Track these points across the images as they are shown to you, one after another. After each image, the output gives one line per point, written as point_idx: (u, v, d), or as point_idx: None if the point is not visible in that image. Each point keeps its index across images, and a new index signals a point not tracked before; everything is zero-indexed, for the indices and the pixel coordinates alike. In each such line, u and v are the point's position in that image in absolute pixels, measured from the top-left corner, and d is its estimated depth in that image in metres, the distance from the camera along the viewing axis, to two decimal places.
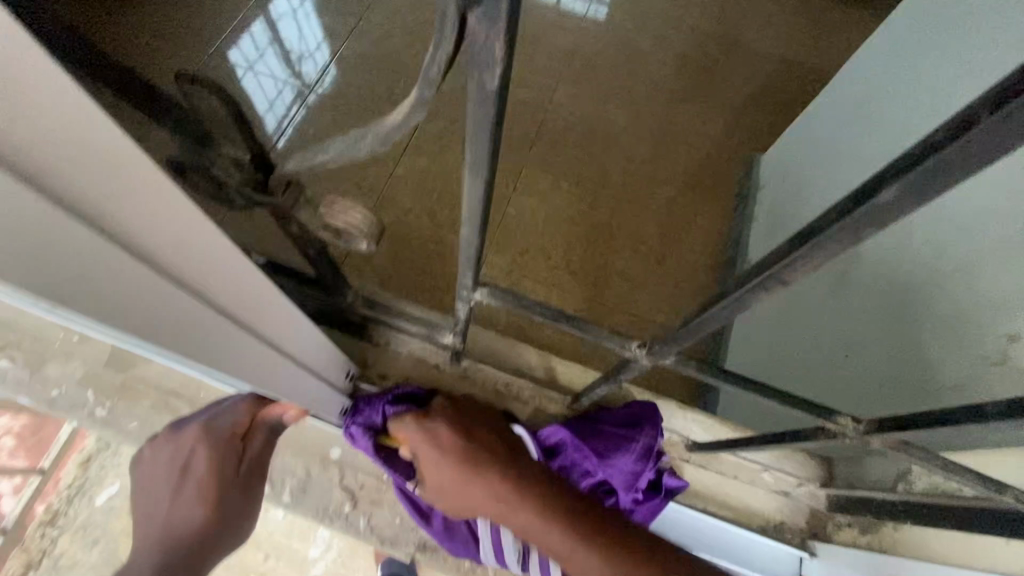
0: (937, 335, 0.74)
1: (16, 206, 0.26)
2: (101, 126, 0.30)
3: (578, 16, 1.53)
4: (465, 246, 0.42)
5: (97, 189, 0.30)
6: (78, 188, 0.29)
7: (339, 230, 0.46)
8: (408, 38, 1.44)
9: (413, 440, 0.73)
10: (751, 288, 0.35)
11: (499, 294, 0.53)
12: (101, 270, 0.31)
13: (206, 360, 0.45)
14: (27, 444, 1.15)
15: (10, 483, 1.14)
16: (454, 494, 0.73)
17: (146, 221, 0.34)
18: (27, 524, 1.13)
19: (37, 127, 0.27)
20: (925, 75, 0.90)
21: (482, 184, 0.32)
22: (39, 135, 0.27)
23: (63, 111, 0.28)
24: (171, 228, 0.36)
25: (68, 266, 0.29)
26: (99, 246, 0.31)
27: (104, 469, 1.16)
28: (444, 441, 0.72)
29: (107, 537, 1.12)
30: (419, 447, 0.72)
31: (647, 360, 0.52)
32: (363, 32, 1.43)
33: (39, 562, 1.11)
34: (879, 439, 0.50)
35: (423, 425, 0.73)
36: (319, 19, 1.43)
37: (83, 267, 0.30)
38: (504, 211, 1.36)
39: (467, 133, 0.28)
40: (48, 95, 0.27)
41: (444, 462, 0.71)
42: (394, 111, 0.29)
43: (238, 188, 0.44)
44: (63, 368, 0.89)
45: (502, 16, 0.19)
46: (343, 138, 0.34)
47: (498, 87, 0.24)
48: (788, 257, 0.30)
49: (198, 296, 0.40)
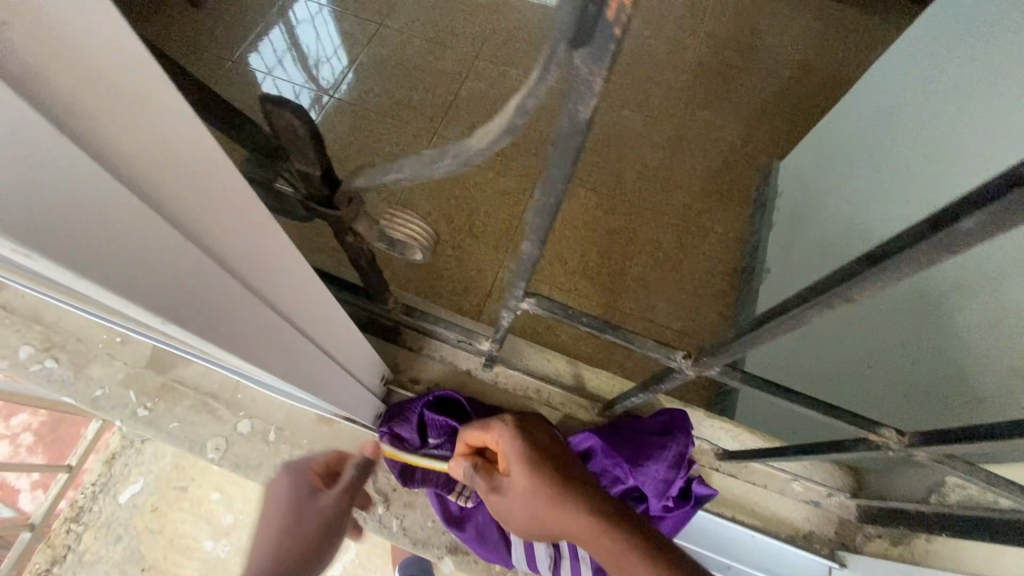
0: (964, 348, 0.72)
1: (116, 210, 0.25)
2: (193, 128, 0.29)
3: None
4: (522, 259, 0.43)
5: (185, 193, 0.29)
6: (166, 193, 0.28)
7: (401, 240, 0.49)
8: (428, 46, 1.46)
9: (500, 440, 0.65)
10: (807, 306, 0.36)
11: (546, 303, 0.55)
12: (187, 273, 0.30)
13: (260, 363, 0.44)
14: (43, 440, 1.23)
15: (28, 479, 1.21)
16: (536, 514, 0.61)
17: (223, 225, 0.33)
18: (51, 522, 1.14)
19: (127, 121, 0.25)
20: (948, 81, 0.87)
21: (553, 200, 0.33)
22: (130, 136, 0.26)
23: (160, 115, 0.27)
24: (243, 232, 0.35)
25: (159, 268, 0.28)
26: (185, 251, 0.30)
27: (127, 467, 1.18)
28: (535, 445, 0.64)
29: (129, 535, 1.14)
30: (504, 447, 0.64)
31: (692, 370, 0.53)
32: (383, 39, 1.46)
33: (64, 557, 1.13)
34: (923, 451, 0.51)
35: (513, 424, 0.65)
36: (341, 27, 1.46)
37: (169, 268, 0.29)
38: (521, 215, 1.34)
39: (550, 157, 0.29)
40: (139, 95, 0.26)
41: (530, 468, 0.61)
42: (479, 134, 0.30)
43: (301, 200, 0.44)
44: (107, 369, 0.92)
45: (611, 54, 0.21)
46: (421, 156, 0.35)
47: (589, 116, 0.25)
48: (857, 275, 0.31)
49: (257, 298, 0.39)
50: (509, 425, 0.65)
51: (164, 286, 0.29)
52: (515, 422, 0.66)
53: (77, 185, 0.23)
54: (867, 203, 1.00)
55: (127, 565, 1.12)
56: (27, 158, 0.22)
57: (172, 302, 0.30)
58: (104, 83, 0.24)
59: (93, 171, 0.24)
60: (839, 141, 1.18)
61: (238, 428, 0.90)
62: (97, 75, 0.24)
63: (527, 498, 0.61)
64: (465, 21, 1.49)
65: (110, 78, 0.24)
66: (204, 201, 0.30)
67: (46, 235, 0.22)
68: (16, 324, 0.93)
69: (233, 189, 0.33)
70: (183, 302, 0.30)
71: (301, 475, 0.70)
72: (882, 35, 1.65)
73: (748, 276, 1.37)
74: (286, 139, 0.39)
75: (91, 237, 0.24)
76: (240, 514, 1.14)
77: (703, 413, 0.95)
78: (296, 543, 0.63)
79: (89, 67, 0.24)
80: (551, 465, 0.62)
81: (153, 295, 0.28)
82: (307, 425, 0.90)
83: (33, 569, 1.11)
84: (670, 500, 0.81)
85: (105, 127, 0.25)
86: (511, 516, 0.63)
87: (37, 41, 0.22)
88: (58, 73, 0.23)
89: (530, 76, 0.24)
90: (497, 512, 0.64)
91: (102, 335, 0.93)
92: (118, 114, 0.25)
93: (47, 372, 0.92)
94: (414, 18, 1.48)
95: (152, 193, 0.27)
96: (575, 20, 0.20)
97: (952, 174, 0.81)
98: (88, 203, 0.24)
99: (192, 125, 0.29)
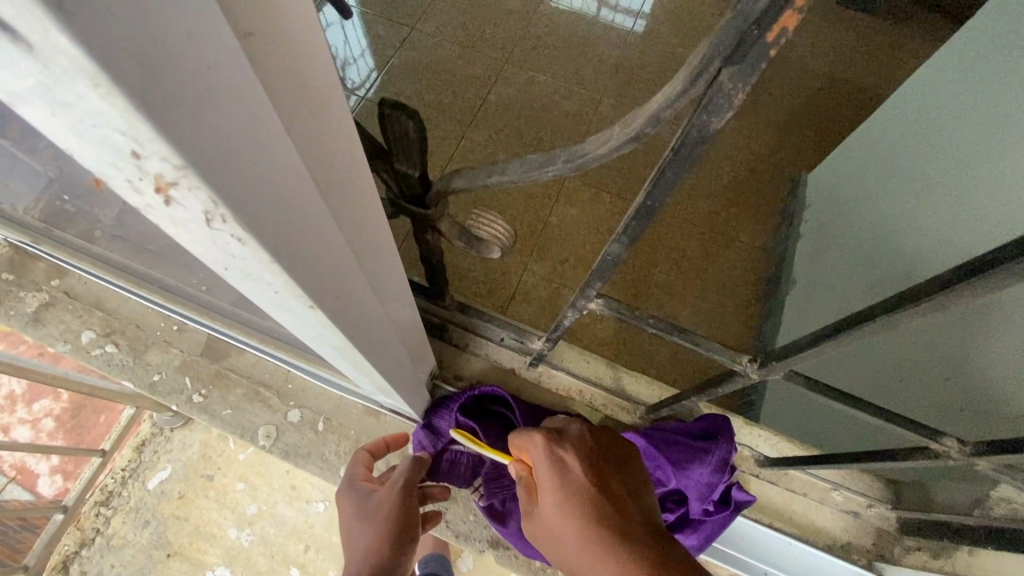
0: (1005, 359, 0.67)
1: (300, 198, 0.23)
2: (342, 105, 0.25)
3: (619, 29, 1.53)
4: (604, 259, 0.45)
5: (339, 183, 0.27)
6: (327, 175, 0.25)
7: (482, 239, 0.51)
8: (460, 50, 1.48)
9: (538, 469, 0.57)
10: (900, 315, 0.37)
11: (612, 304, 0.57)
12: (328, 257, 0.28)
13: (358, 355, 0.42)
14: (65, 427, 1.41)
15: (48, 464, 1.36)
16: (573, 560, 0.51)
17: (358, 211, 0.30)
18: (83, 505, 1.17)
19: (308, 96, 0.22)
20: (989, 91, 0.85)
21: (656, 202, 0.35)
22: (309, 112, 0.22)
23: (328, 103, 0.24)
24: (371, 216, 0.32)
25: (310, 252, 0.26)
26: (332, 235, 0.27)
27: (156, 454, 1.22)
28: (576, 477, 0.54)
29: (157, 520, 1.16)
30: (542, 478, 0.56)
31: (755, 373, 0.56)
32: (415, 42, 1.49)
33: (93, 539, 1.16)
34: (984, 460, 0.52)
35: (554, 451, 0.57)
36: (374, 30, 1.49)
37: (318, 252, 0.27)
38: (546, 218, 1.36)
39: (667, 164, 0.31)
40: (310, 62, 0.22)
41: (567, 508, 0.52)
42: (598, 142, 0.32)
43: (396, 199, 0.47)
44: (162, 356, 0.96)
45: (758, 70, 0.23)
46: (526, 160, 0.37)
47: (718, 126, 0.27)
48: (960, 283, 0.33)
49: (370, 289, 0.36)
50: (549, 451, 0.57)
51: (309, 267, 0.26)
52: (558, 447, 0.57)
53: (282, 175, 0.21)
54: (902, 214, 1.00)
55: (153, 551, 1.14)
56: (251, 146, 0.18)
57: (313, 282, 0.28)
58: (292, 49, 0.20)
59: (291, 158, 0.21)
60: (867, 151, 1.18)
61: (289, 417, 0.93)
62: (288, 39, 0.20)
63: (561, 540, 0.52)
64: (495, 25, 1.51)
65: (302, 64, 0.21)
66: (349, 191, 0.28)
67: (247, 218, 0.20)
68: (77, 310, 0.97)
69: (366, 175, 0.30)
70: (321, 281, 0.28)
71: (351, 489, 0.69)
72: (914, 47, 1.64)
73: (774, 286, 1.37)
74: (395, 143, 0.42)
75: (278, 223, 0.22)
76: (264, 505, 1.17)
77: (742, 421, 0.95)
78: (374, 534, 0.60)
79: (283, 34, 0.20)
80: (587, 506, 0.51)
81: (302, 275, 0.26)
82: (355, 417, 0.92)
83: (63, 549, 1.15)
84: (711, 504, 0.82)
85: (299, 117, 0.22)
86: (547, 549, 0.56)
87: (264, 23, 0.18)
88: (276, 62, 0.19)
89: (669, 89, 0.26)
90: (540, 546, 0.56)
91: (159, 323, 0.96)
92: (301, 88, 0.21)
93: (103, 358, 0.96)
94: (445, 22, 1.51)
95: (323, 182, 0.25)
96: (732, 41, 0.22)
97: (991, 188, 0.80)
98: (283, 190, 0.21)
99: (341, 101, 0.25)
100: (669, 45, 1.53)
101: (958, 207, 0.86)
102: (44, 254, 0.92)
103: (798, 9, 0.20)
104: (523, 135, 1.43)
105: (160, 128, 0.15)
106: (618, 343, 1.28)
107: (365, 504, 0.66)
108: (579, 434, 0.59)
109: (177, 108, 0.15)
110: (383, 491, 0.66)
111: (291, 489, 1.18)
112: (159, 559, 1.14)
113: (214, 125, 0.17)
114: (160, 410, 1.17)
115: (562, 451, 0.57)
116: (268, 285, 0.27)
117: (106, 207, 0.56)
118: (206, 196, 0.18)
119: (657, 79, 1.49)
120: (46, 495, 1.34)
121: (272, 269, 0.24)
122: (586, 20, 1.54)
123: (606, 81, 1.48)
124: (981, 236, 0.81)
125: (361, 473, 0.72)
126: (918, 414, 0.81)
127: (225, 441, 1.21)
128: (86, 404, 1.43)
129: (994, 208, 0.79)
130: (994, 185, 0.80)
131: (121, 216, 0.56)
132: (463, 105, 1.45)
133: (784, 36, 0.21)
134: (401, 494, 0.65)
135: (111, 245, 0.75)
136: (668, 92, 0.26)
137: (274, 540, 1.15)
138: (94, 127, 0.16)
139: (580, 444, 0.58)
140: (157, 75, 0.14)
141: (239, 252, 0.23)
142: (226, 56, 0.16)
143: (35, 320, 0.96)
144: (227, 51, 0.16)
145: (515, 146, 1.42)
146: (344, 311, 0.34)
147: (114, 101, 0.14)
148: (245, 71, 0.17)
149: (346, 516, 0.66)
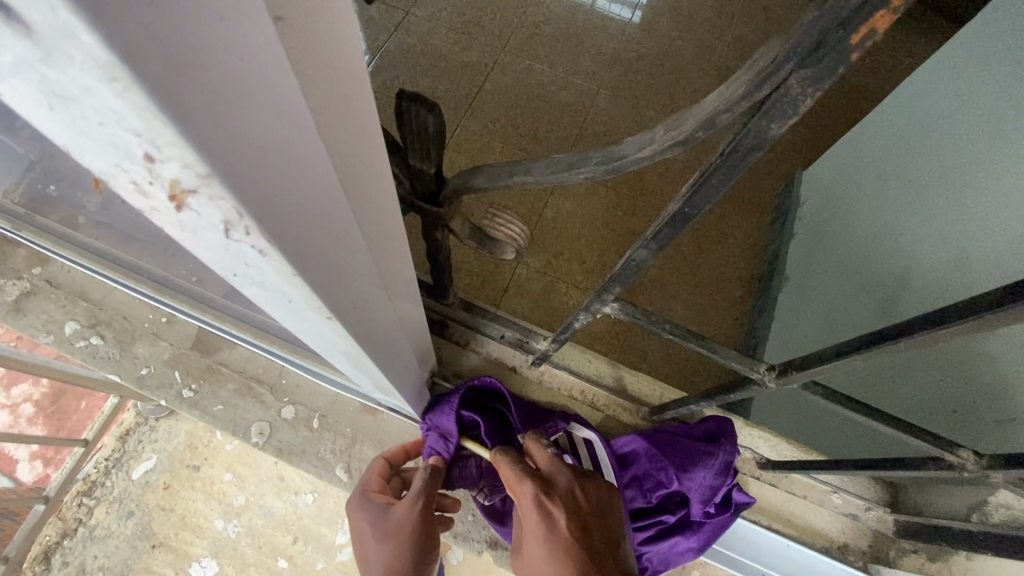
0: (1005, 366, 0.69)
1: (324, 202, 0.21)
2: (364, 97, 0.23)
3: (614, 20, 1.50)
4: (624, 262, 0.43)
5: (358, 183, 0.24)
6: (349, 174, 0.23)
7: (496, 239, 0.49)
8: (455, 35, 1.44)
9: (527, 517, 0.55)
10: (939, 331, 0.37)
11: (629, 308, 0.56)
12: (346, 264, 0.26)
13: (370, 362, 0.40)
14: (45, 412, 1.37)
15: (28, 450, 1.32)
16: None
17: (375, 211, 0.28)
18: (65, 495, 1.14)
19: (335, 85, 0.20)
20: (984, 94, 0.85)
21: (691, 207, 0.33)
22: (335, 105, 0.20)
23: (353, 93, 0.22)
24: (386, 214, 0.30)
25: (333, 261, 0.24)
26: (352, 238, 0.25)
27: (140, 444, 1.18)
28: (561, 537, 0.52)
29: (141, 510, 1.13)
30: (529, 527, 0.55)
31: (772, 382, 0.55)
32: (409, 26, 1.44)
33: (74, 530, 1.12)
34: (1000, 473, 0.52)
35: (543, 503, 0.54)
36: (367, 13, 1.45)
37: (339, 259, 0.25)
38: (541, 212, 1.34)
39: (711, 170, 0.29)
40: (337, 46, 0.19)
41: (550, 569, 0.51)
42: (638, 143, 0.30)
43: (407, 196, 0.45)
44: (149, 348, 0.92)
45: (834, 76, 0.21)
46: (555, 161, 0.35)
47: (780, 131, 0.25)
48: (1009, 303, 0.32)
49: (383, 292, 0.34)
50: (537, 501, 0.55)
51: (332, 275, 0.25)
52: (547, 497, 0.55)
53: (309, 176, 0.19)
54: (895, 214, 1.00)
55: (138, 541, 1.11)
56: (280, 143, 0.16)
57: (334, 290, 0.26)
58: (322, 33, 0.18)
59: (319, 158, 0.19)
60: (860, 151, 1.17)
61: (283, 413, 0.90)
62: (318, 15, 0.18)
63: None
64: (492, 13, 1.47)
65: (330, 45, 0.19)
66: (367, 189, 0.26)
67: (271, 231, 0.18)
68: (60, 299, 0.93)
69: (383, 167, 0.27)
70: (339, 289, 0.26)
71: (364, 500, 0.66)
72: (911, 47, 1.63)
73: (769, 282, 1.36)
74: (412, 139, 0.40)
75: (302, 235, 0.20)
76: (252, 496, 1.13)
77: (744, 422, 0.95)
78: (401, 553, 0.58)
79: (313, 13, 0.17)
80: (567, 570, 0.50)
81: (325, 285, 0.24)
82: (350, 415, 0.90)
83: (44, 541, 1.11)
84: (712, 507, 0.81)
85: (327, 112, 0.19)
86: None
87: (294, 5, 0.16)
88: (307, 45, 0.17)
89: (728, 90, 0.24)
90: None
91: (147, 315, 0.93)
92: (328, 77, 0.19)
93: (83, 351, 0.92)
94: (440, 7, 1.46)
95: (345, 181, 0.22)
96: (811, 42, 0.20)
97: (988, 194, 0.79)
98: (312, 196, 0.19)
99: (364, 94, 0.23)
100: (668, 37, 1.50)
101: (951, 209, 0.86)
102: (23, 241, 0.87)
103: (892, 10, 0.18)
104: (518, 126, 1.40)
105: (183, 125, 0.13)
106: (613, 337, 1.27)
107: (380, 519, 0.62)
108: (568, 488, 0.56)
109: (207, 103, 0.13)
110: (400, 505, 0.62)
111: (278, 480, 1.14)
112: (144, 550, 1.10)
113: (241, 117, 0.14)
114: (143, 400, 1.13)
115: (549, 501, 0.55)
116: (286, 299, 0.25)
117: (88, 194, 0.53)
118: (231, 208, 0.16)
119: (654, 73, 1.46)
120: (25, 482, 1.30)
121: (292, 280, 0.22)
122: (583, 8, 1.51)
123: (603, 73, 1.45)
124: (976, 243, 0.80)
125: (375, 483, 0.68)
126: (909, 414, 0.84)
127: (212, 431, 1.17)
128: (66, 389, 1.39)
129: (991, 210, 0.79)
130: (988, 189, 0.80)
131: (105, 205, 0.53)
132: (458, 93, 1.41)
133: (870, 39, 0.19)
134: (421, 510, 0.61)
135: (94, 233, 0.72)
136: (722, 92, 0.24)
137: (262, 532, 1.11)
138: (101, 125, 0.14)
139: (569, 496, 0.56)
140: (174, 69, 0.12)
141: (254, 261, 0.20)
142: (254, 41, 0.14)
143: (17, 309, 0.92)
144: (255, 39, 0.14)
145: (510, 137, 1.39)
146: (359, 317, 0.31)
147: (131, 94, 0.12)
148: (270, 56, 0.15)
149: (361, 531, 0.64)
